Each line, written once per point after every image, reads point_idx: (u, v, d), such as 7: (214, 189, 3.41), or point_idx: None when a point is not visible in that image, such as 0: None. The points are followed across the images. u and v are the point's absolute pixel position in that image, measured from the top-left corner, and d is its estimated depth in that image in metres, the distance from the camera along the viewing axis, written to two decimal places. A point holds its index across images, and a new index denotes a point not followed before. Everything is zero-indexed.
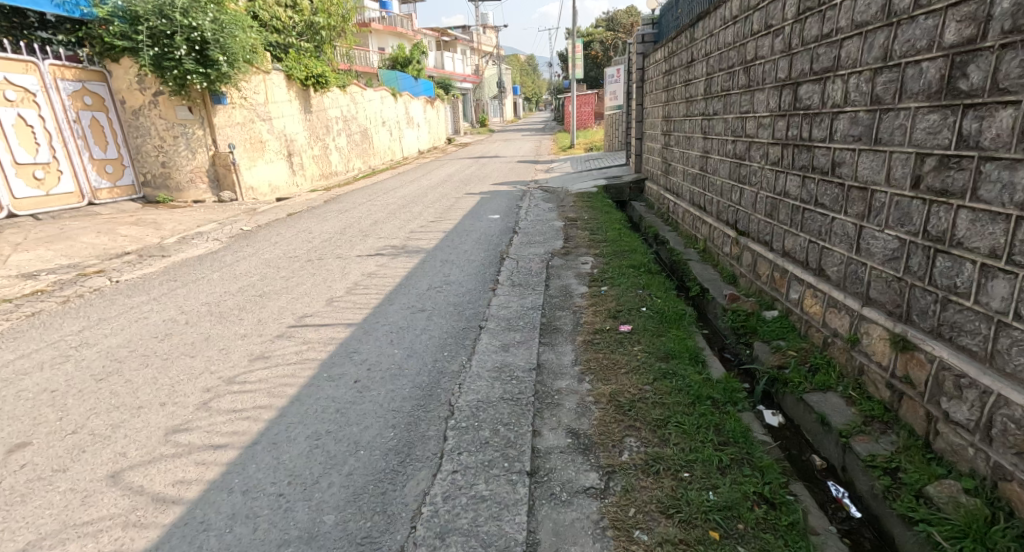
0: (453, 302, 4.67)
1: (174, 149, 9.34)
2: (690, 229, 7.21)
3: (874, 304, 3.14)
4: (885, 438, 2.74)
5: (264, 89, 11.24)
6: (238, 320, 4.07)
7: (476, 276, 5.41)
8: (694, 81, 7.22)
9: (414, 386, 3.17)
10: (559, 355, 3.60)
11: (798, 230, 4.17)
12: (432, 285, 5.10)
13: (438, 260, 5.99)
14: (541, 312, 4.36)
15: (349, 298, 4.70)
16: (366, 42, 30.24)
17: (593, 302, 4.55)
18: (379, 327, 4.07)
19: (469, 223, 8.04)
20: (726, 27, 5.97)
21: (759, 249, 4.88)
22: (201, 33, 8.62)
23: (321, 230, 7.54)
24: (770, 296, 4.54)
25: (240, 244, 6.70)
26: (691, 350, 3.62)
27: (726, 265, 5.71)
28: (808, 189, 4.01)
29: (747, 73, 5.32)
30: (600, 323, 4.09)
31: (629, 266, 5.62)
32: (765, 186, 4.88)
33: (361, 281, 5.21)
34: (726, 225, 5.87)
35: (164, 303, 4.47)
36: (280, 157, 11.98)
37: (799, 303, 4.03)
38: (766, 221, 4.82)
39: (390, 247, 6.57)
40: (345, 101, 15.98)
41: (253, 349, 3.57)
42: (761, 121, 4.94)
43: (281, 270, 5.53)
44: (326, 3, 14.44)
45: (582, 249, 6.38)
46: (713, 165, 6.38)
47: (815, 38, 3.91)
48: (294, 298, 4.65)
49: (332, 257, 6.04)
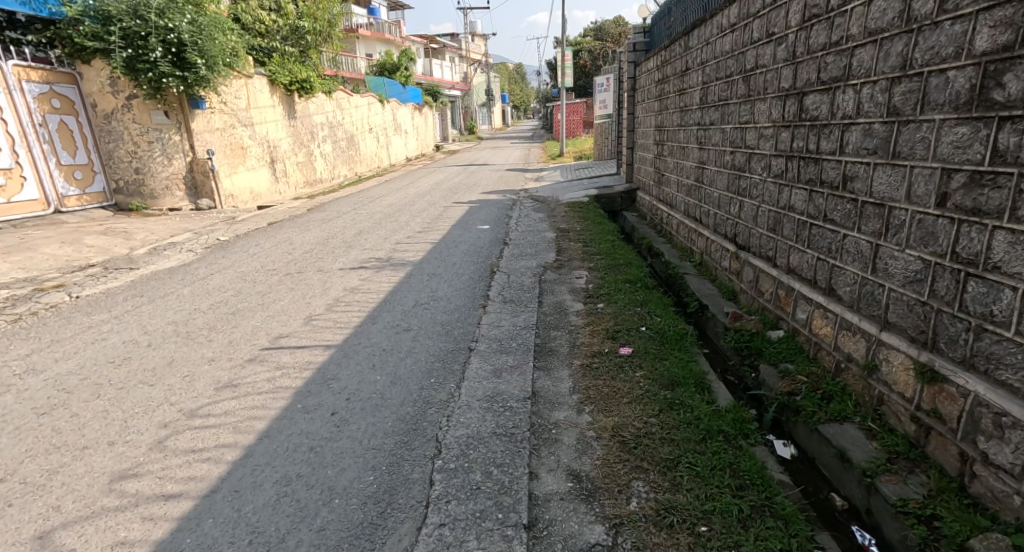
0: (441, 320, 4.40)
1: (149, 154, 8.99)
2: (685, 241, 7.00)
3: (893, 330, 2.91)
4: (913, 478, 2.50)
5: (245, 93, 10.93)
6: (206, 342, 3.77)
7: (465, 291, 5.15)
8: (689, 91, 7.03)
9: (397, 419, 2.90)
10: (554, 382, 3.34)
11: (805, 246, 3.95)
12: (418, 301, 4.83)
13: (425, 274, 5.73)
14: (533, 332, 4.11)
15: (329, 316, 4.41)
16: (353, 48, 29.98)
17: (589, 321, 4.30)
18: (360, 349, 3.78)
19: (457, 233, 7.78)
20: (724, 35, 5.78)
21: (761, 264, 4.67)
22: (179, 34, 8.34)
23: (303, 240, 7.25)
24: (775, 314, 4.33)
25: (216, 256, 6.38)
26: (696, 376, 3.39)
27: (726, 280, 5.50)
28: (816, 203, 3.80)
29: (746, 83, 5.12)
30: (598, 346, 3.84)
31: (624, 280, 5.39)
32: (767, 200, 4.67)
33: (342, 297, 4.92)
34: (725, 238, 5.66)
35: (126, 322, 4.15)
36: (262, 163, 11.66)
37: (807, 324, 3.81)
38: (769, 236, 4.61)
39: (374, 259, 6.29)
40: (331, 107, 15.68)
41: (220, 377, 3.28)
42: (763, 132, 4.73)
43: (256, 284, 5.23)
44: (311, 8, 14.19)
45: (575, 262, 6.15)
46: (710, 177, 6.17)
47: (823, 46, 3.70)
48: (269, 316, 4.35)
49: (312, 271, 5.75)
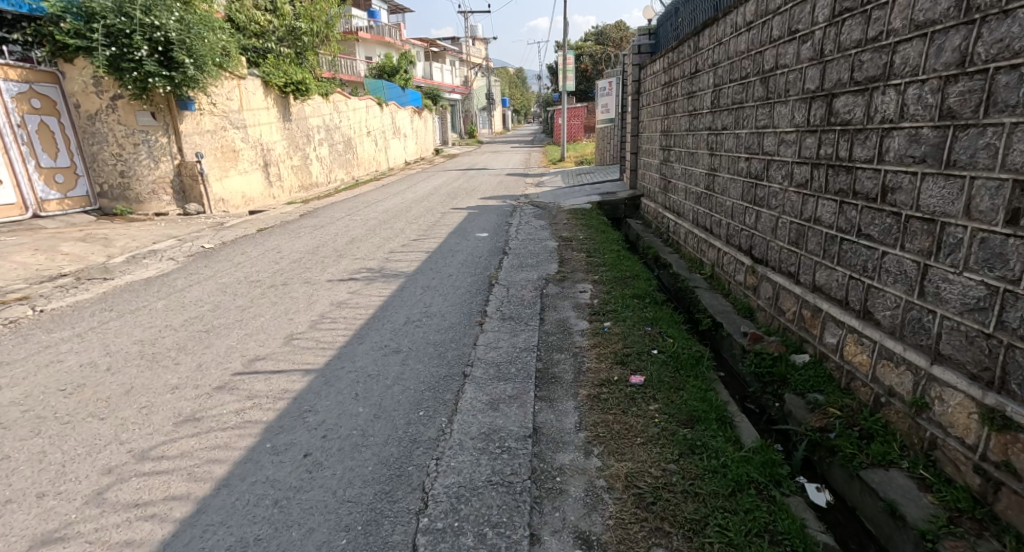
0: (433, 340, 4.03)
1: (134, 157, 8.65)
2: (694, 252, 6.65)
3: (947, 364, 2.56)
4: (983, 543, 2.17)
5: (238, 95, 10.60)
6: (172, 366, 3.39)
7: (460, 307, 4.80)
8: (699, 94, 6.68)
9: (379, 463, 2.53)
10: (559, 417, 2.98)
11: (834, 263, 3.60)
12: (410, 318, 4.47)
13: (419, 287, 5.37)
14: (534, 356, 3.75)
15: (311, 335, 4.04)
16: (352, 50, 29.68)
17: (596, 343, 3.92)
18: (342, 375, 3.41)
19: (455, 241, 7.43)
20: (738, 34, 5.45)
21: (782, 281, 4.31)
22: (166, 33, 8.01)
23: (292, 248, 6.89)
24: (798, 336, 3.97)
25: (198, 266, 6.00)
26: (717, 408, 3.04)
27: (740, 296, 5.14)
28: (847, 216, 3.46)
29: (764, 84, 4.79)
30: (605, 373, 3.47)
31: (632, 295, 5.02)
32: (788, 211, 4.31)
33: (328, 312, 4.55)
34: (739, 251, 5.31)
35: (89, 342, 3.78)
36: (255, 167, 11.31)
37: (837, 350, 3.45)
38: (790, 250, 4.27)
39: (365, 270, 5.93)
40: (327, 109, 15.34)
41: (181, 407, 2.90)
42: (784, 138, 4.38)
43: (238, 297, 4.87)
44: (308, 8, 13.89)
45: (579, 274, 5.80)
46: (723, 185, 5.81)
47: (857, 43, 3.35)
48: (246, 335, 3.98)
49: (298, 282, 5.39)
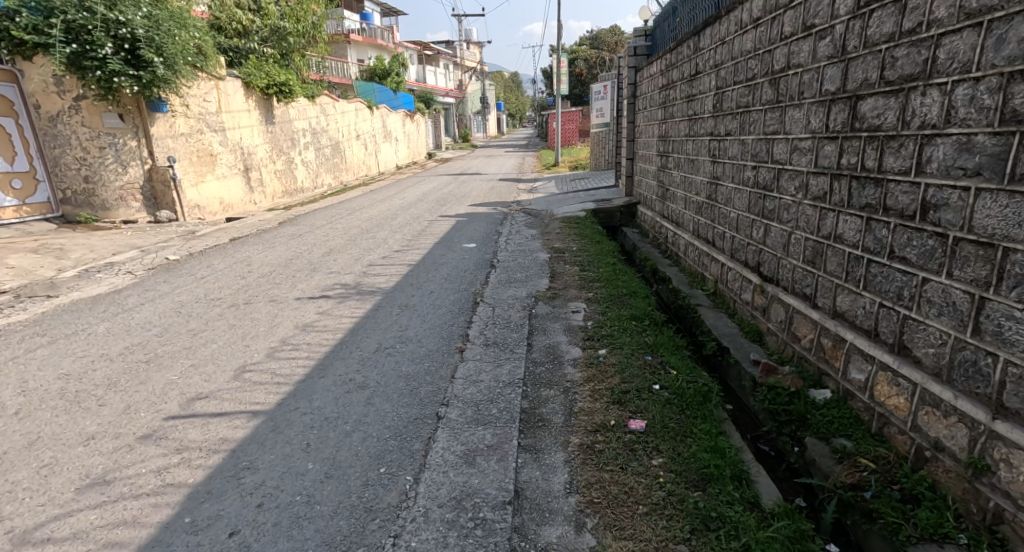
0: (405, 373, 3.56)
1: (100, 161, 8.15)
2: (695, 265, 6.23)
3: (1013, 419, 2.16)
4: None
5: (216, 97, 10.12)
6: (94, 410, 2.91)
7: (440, 330, 4.34)
8: (700, 97, 6.26)
9: (323, 544, 2.09)
10: (545, 474, 2.53)
11: (860, 287, 3.17)
12: (382, 345, 4.00)
13: (396, 306, 4.90)
14: (519, 394, 3.28)
15: (265, 366, 3.56)
16: (344, 52, 29.20)
17: (590, 377, 3.47)
18: (294, 417, 2.95)
19: (440, 253, 6.98)
20: (744, 32, 5.03)
21: (796, 303, 3.88)
22: (132, 29, 7.53)
23: (263, 260, 6.41)
24: (816, 368, 3.52)
25: (156, 281, 5.50)
26: (733, 463, 2.59)
27: (748, 317, 4.70)
28: (876, 235, 3.03)
29: (774, 86, 4.36)
30: (601, 416, 3.01)
31: (630, 317, 4.57)
32: (803, 225, 3.88)
33: (291, 337, 4.07)
34: (745, 267, 4.88)
35: (7, 376, 3.31)
36: (234, 172, 10.82)
37: (865, 387, 3.02)
38: (805, 269, 3.84)
39: (339, 285, 5.45)
40: (314, 112, 14.87)
41: (91, 466, 2.44)
42: (799, 144, 3.95)
43: (193, 318, 4.40)
44: (292, 9, 13.58)
45: (571, 290, 5.35)
46: (727, 195, 5.38)
47: (890, 37, 2.91)
48: (191, 366, 3.49)
49: (263, 300, 4.92)
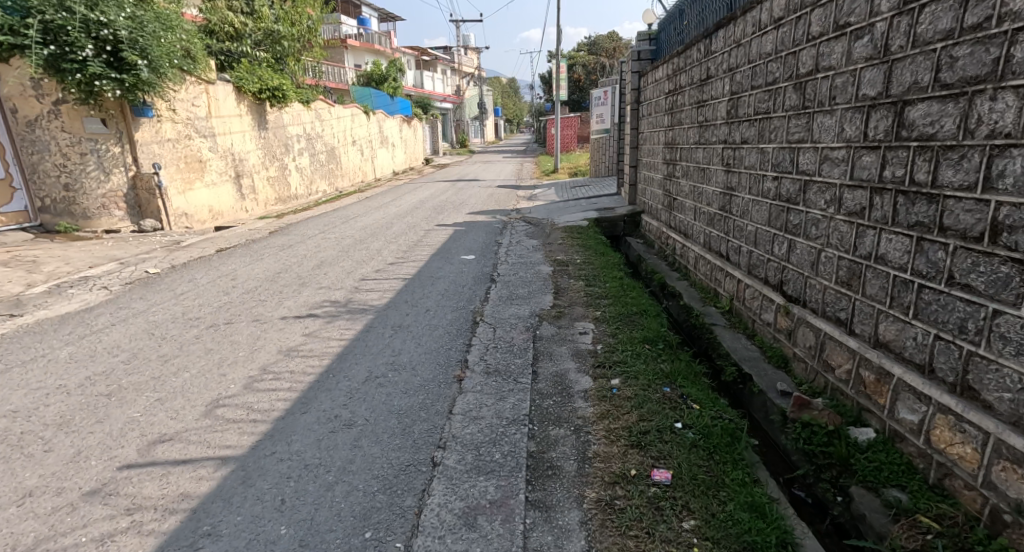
0: (397, 408, 3.19)
1: (81, 168, 7.80)
2: (707, 280, 5.88)
3: None
4: None
5: (205, 101, 9.77)
6: (37, 458, 2.55)
7: (437, 354, 3.98)
8: (711, 102, 5.93)
9: None
10: (560, 541, 2.20)
11: (908, 315, 2.83)
12: (372, 373, 3.62)
13: (389, 326, 4.54)
14: (525, 435, 2.94)
15: (240, 399, 3.18)
16: (341, 57, 28.87)
17: (604, 414, 3.11)
18: (267, 465, 2.58)
19: (437, 266, 6.62)
20: (762, 33, 4.70)
21: (828, 329, 3.53)
22: (114, 30, 7.16)
23: (250, 274, 6.04)
24: (855, 403, 3.17)
25: (131, 297, 5.11)
26: (775, 527, 2.26)
27: (770, 340, 4.34)
28: (929, 257, 2.69)
29: (800, 91, 4.02)
30: (619, 463, 2.67)
31: (642, 340, 4.20)
32: (835, 243, 3.53)
33: (273, 364, 3.70)
34: (765, 285, 4.53)
35: None
36: (224, 179, 10.44)
37: (919, 431, 2.66)
38: (838, 291, 3.49)
39: (328, 303, 5.08)
40: (309, 117, 14.52)
41: (21, 534, 2.11)
42: (830, 154, 3.60)
43: (166, 341, 4.03)
44: (287, 12, 13.28)
45: (577, 308, 5.01)
46: (743, 207, 5.04)
47: (947, 35, 2.61)
48: (157, 400, 3.11)
49: (246, 320, 4.55)
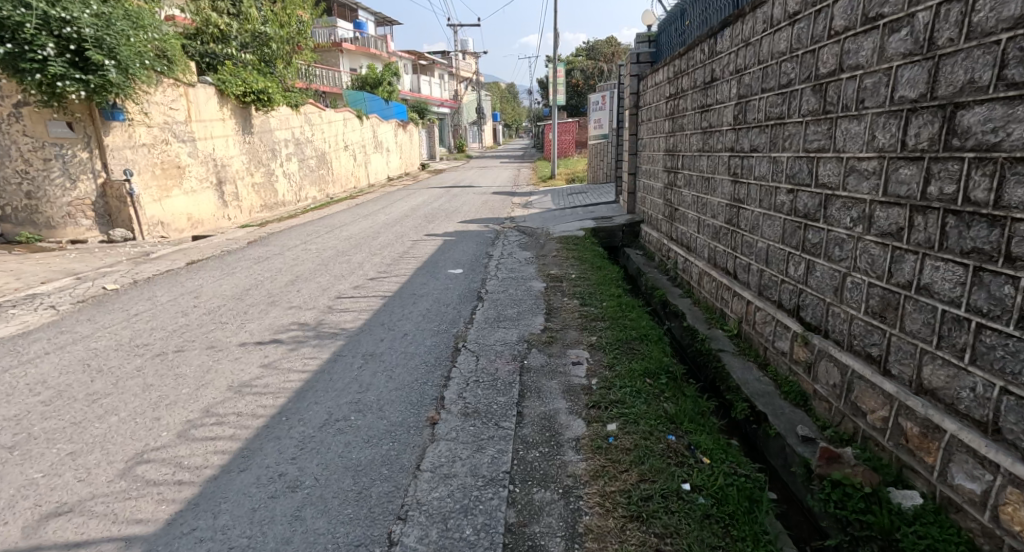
0: (355, 461, 2.71)
1: (45, 174, 7.35)
2: (711, 298, 5.43)
3: None
4: None
5: (184, 104, 9.30)
6: None
7: (409, 391, 3.49)
8: (716, 107, 5.48)
9: None
10: None
11: (962, 360, 2.39)
12: (332, 415, 3.14)
13: (360, 354, 4.06)
14: (504, 500, 2.47)
15: (169, 452, 2.68)
16: (336, 61, 28.47)
17: (599, 471, 2.64)
18: (181, 549, 2.11)
19: (421, 282, 6.14)
20: (774, 30, 4.25)
21: (856, 366, 3.06)
22: (78, 28, 6.68)
23: (216, 291, 5.55)
24: (894, 458, 2.72)
25: (77, 320, 4.60)
26: None
27: (785, 372, 3.87)
28: (993, 292, 2.26)
29: (819, 92, 3.56)
30: (616, 544, 2.21)
31: (643, 372, 3.71)
32: (864, 267, 3.07)
33: (218, 404, 3.20)
34: (778, 309, 4.07)
35: None
36: (205, 186, 9.94)
37: (983, 504, 2.25)
38: (867, 323, 3.02)
39: (297, 326, 4.60)
40: (298, 122, 14.06)
41: None
42: (857, 165, 3.14)
43: (101, 373, 3.54)
44: (276, 14, 12.90)
45: (571, 332, 4.53)
46: (753, 221, 4.58)
47: (1015, 23, 2.20)
48: (68, 455, 2.62)
49: (200, 347, 4.06)
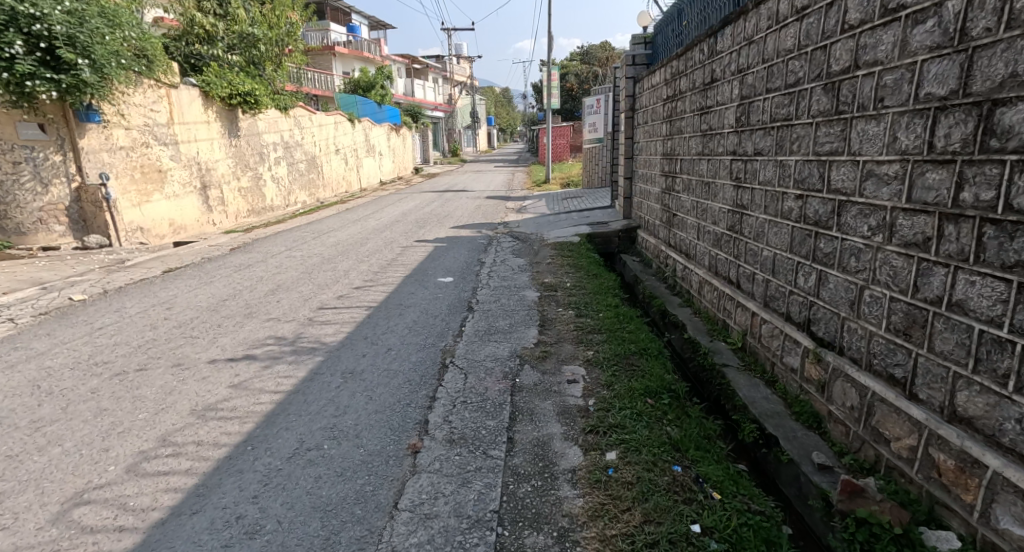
0: (323, 499, 2.43)
1: (15, 178, 7.00)
2: (713, 308, 5.16)
3: None
4: None
5: (165, 105, 8.99)
6: None
7: (389, 414, 3.20)
8: (716, 109, 5.24)
9: None
10: None
11: (1006, 389, 2.14)
12: (304, 443, 2.85)
13: (338, 373, 3.76)
14: (491, 546, 2.19)
15: (114, 490, 2.41)
16: (328, 65, 28.13)
17: (598, 510, 2.37)
18: None
19: (408, 291, 5.85)
20: (780, 27, 4.00)
21: (877, 388, 2.79)
22: (49, 25, 6.37)
23: (190, 302, 5.25)
24: (923, 492, 2.47)
25: (35, 334, 4.30)
26: None
27: (795, 390, 3.60)
28: None
29: (831, 92, 3.31)
30: None
31: (643, 392, 3.43)
32: (884, 279, 2.80)
33: (176, 430, 2.92)
34: (787, 322, 3.80)
35: None
36: (188, 191, 9.61)
37: None
38: (888, 341, 2.76)
39: (273, 340, 4.30)
40: (287, 125, 13.75)
41: None
42: (875, 169, 2.88)
43: (50, 396, 3.25)
44: (265, 15, 12.57)
45: (565, 346, 4.25)
46: (757, 228, 4.32)
47: None
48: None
49: (164, 364, 3.77)
